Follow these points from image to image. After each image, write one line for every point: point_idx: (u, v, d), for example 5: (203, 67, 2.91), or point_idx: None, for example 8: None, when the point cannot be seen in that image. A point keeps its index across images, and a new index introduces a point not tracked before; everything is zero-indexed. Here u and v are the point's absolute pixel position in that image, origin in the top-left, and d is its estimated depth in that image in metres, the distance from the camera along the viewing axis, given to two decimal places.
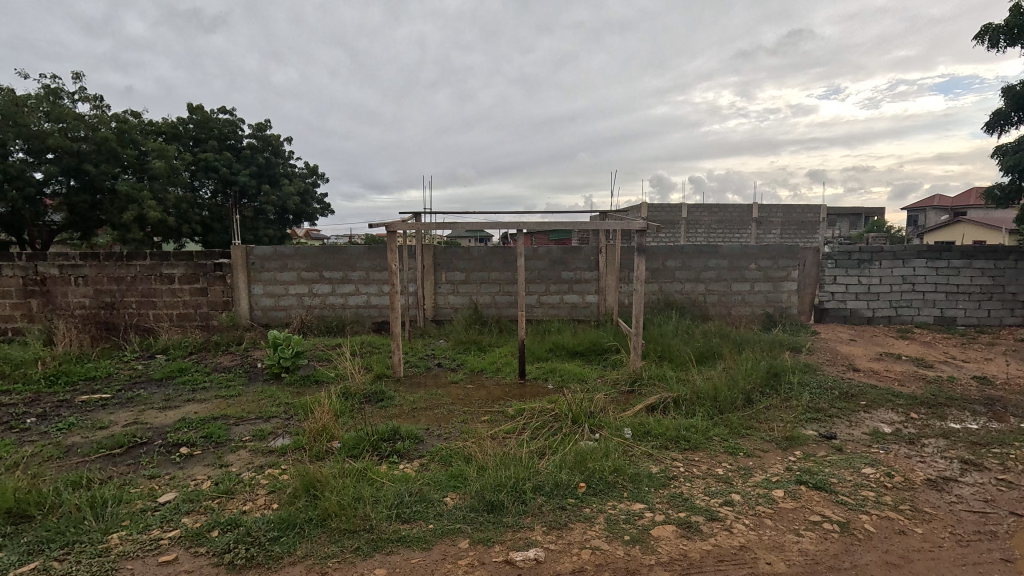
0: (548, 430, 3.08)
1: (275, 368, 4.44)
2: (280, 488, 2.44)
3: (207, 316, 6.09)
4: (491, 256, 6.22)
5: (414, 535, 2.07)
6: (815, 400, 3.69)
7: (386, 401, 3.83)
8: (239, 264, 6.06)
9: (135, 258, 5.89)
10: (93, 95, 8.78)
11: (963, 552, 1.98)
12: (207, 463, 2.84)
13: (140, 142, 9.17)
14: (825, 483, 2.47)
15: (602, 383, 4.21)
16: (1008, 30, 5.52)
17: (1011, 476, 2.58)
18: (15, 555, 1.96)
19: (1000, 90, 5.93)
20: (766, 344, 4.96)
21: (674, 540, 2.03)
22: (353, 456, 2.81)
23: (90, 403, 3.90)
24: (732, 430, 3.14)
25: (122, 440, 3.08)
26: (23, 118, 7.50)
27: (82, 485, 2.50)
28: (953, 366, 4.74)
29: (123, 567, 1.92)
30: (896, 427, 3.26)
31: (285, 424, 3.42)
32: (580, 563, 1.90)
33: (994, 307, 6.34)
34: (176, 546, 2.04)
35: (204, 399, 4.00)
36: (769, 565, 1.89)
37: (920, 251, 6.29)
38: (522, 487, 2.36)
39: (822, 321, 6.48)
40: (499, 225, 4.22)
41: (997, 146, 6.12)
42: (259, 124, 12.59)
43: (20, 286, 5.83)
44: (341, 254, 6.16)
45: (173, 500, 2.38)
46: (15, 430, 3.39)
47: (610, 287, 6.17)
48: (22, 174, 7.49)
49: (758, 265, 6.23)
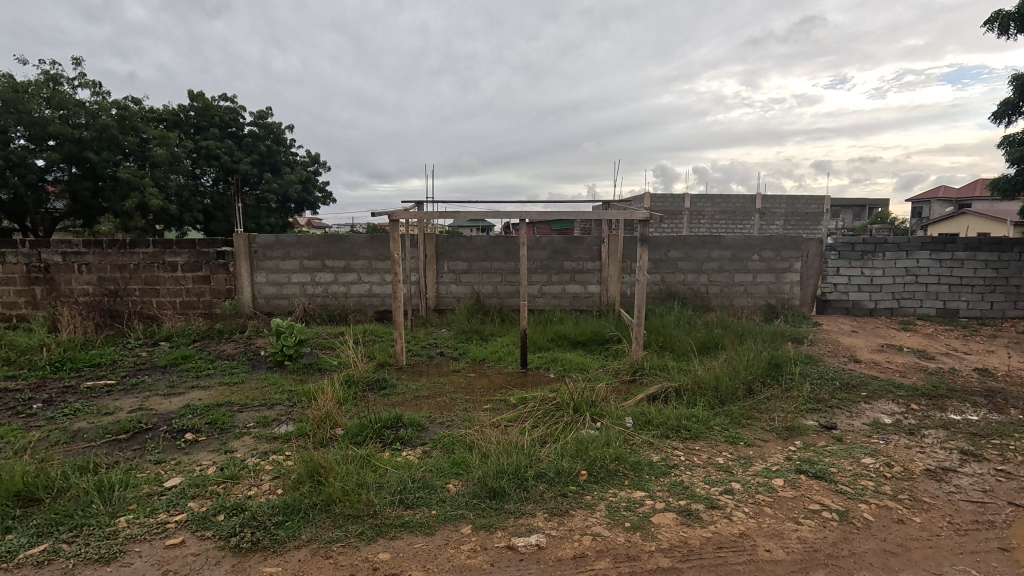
0: (550, 419, 3.10)
1: (278, 356, 4.47)
2: (285, 473, 2.46)
3: (210, 304, 6.12)
4: (493, 246, 6.22)
5: (417, 521, 2.09)
6: (816, 390, 3.71)
7: (388, 389, 3.86)
8: (242, 252, 6.07)
9: (137, 246, 5.90)
10: (92, 81, 8.75)
11: (960, 541, 2.00)
12: (212, 448, 2.87)
13: (142, 129, 9.13)
14: (825, 473, 2.49)
15: (604, 373, 4.23)
16: (1019, 16, 5.44)
17: (1011, 466, 2.60)
18: (25, 537, 2.00)
19: (1010, 79, 5.85)
20: (769, 335, 4.97)
21: (675, 527, 2.05)
22: (356, 442, 2.83)
23: (96, 389, 3.94)
24: (733, 420, 3.16)
25: (128, 426, 3.12)
26: (24, 105, 7.55)
27: (89, 469, 2.52)
28: (955, 358, 4.74)
29: (131, 550, 1.95)
30: (896, 418, 3.27)
31: (288, 411, 3.44)
32: (581, 549, 1.93)
33: (997, 299, 6.32)
34: (183, 530, 2.07)
35: (207, 385, 4.03)
36: (768, 552, 1.91)
37: (925, 243, 6.25)
38: (524, 474, 2.38)
39: (823, 312, 6.49)
40: (501, 214, 4.20)
41: (1004, 136, 6.05)
42: (262, 113, 12.54)
43: (24, 273, 5.85)
44: (344, 242, 6.18)
45: (179, 485, 2.41)
46: (22, 415, 3.42)
47: (612, 277, 6.17)
48: (24, 161, 7.53)
49: (761, 256, 6.21)
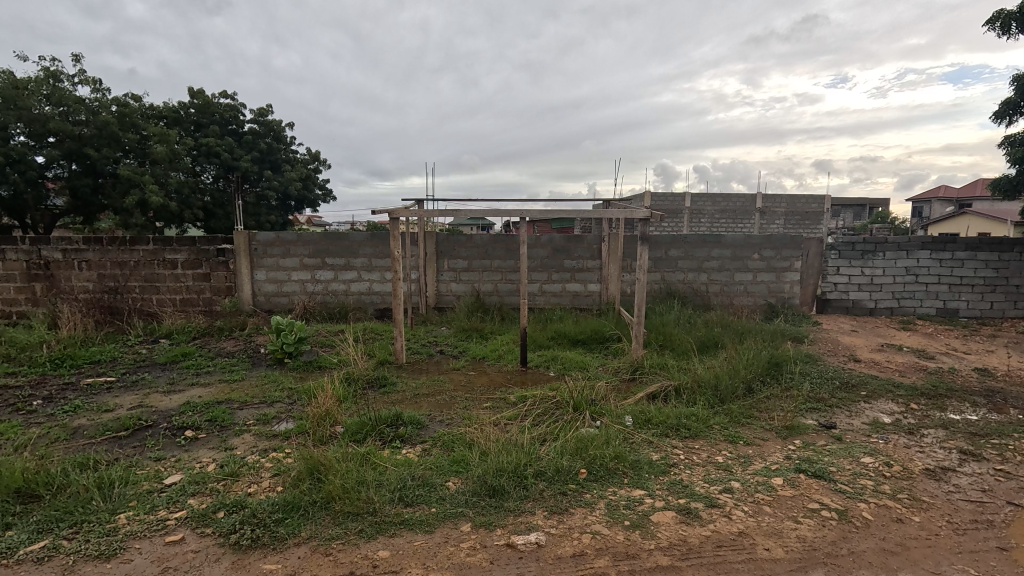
0: (550, 417, 3.10)
1: (278, 354, 4.47)
2: (284, 471, 2.47)
3: (210, 302, 6.12)
4: (493, 244, 6.22)
5: (417, 518, 2.10)
6: (815, 390, 3.71)
7: (387, 387, 3.86)
8: (242, 250, 6.07)
9: (137, 243, 5.90)
10: (93, 78, 8.75)
11: (959, 540, 2.00)
12: (212, 446, 2.87)
13: (142, 126, 9.10)
14: (825, 472, 2.49)
15: (604, 371, 4.23)
16: (1020, 16, 5.42)
17: (1010, 466, 2.60)
18: (25, 534, 2.00)
19: (1011, 79, 5.84)
20: (768, 334, 4.96)
21: (674, 526, 2.06)
22: (356, 440, 2.84)
23: (96, 386, 3.94)
24: (732, 419, 3.16)
25: (128, 423, 3.12)
26: (24, 102, 7.58)
27: (89, 466, 2.52)
28: (954, 358, 4.74)
29: (131, 546, 1.95)
30: (896, 418, 3.27)
31: (288, 408, 3.45)
32: (580, 547, 1.93)
33: (997, 299, 6.32)
34: (183, 527, 2.07)
35: (207, 383, 4.03)
36: (767, 550, 1.91)
37: (925, 243, 6.24)
38: (523, 472, 2.38)
39: (823, 312, 6.49)
40: (501, 212, 4.19)
41: (1005, 136, 6.05)
42: (262, 111, 12.54)
43: (24, 270, 5.85)
44: (343, 240, 6.18)
45: (179, 482, 2.41)
46: (21, 411, 3.42)
47: (612, 276, 6.17)
48: (24, 158, 7.56)
49: (761, 255, 6.21)
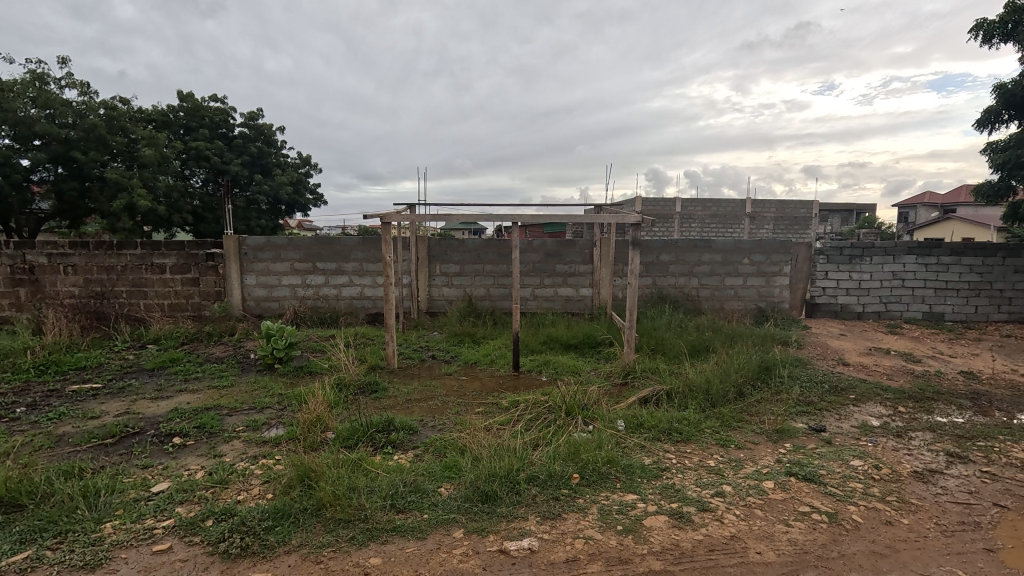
0: (542, 422, 3.10)
1: (268, 359, 4.44)
2: (274, 478, 2.44)
3: (199, 306, 6.06)
4: (485, 249, 6.21)
5: (409, 525, 2.08)
6: (805, 393, 3.74)
7: (379, 393, 3.83)
8: (232, 254, 6.02)
9: (125, 247, 5.83)
10: (80, 81, 8.66)
11: (947, 542, 2.03)
12: (201, 453, 2.83)
13: (130, 129, 9.00)
14: (815, 475, 2.51)
15: (596, 375, 4.24)
16: (1002, 25, 5.55)
17: (995, 468, 2.64)
18: (8, 544, 1.96)
19: (992, 88, 5.98)
20: (758, 338, 5.01)
21: (666, 530, 2.06)
22: (348, 447, 2.81)
23: (81, 393, 3.88)
24: (723, 422, 3.19)
25: (115, 430, 3.07)
26: (10, 104, 7.47)
27: (74, 474, 2.47)
28: (941, 361, 4.81)
29: (117, 556, 1.92)
30: (884, 420, 3.32)
31: (278, 414, 3.40)
32: (574, 552, 1.93)
33: (982, 303, 6.42)
34: (171, 536, 2.04)
35: (195, 389, 3.98)
36: (759, 554, 1.92)
37: (910, 248, 6.36)
38: (516, 478, 2.38)
39: (812, 316, 6.56)
40: (493, 217, 4.18)
41: (987, 143, 6.18)
42: (251, 112, 12.46)
43: (8, 274, 5.75)
44: (335, 245, 6.15)
45: (167, 490, 2.38)
46: (4, 419, 3.35)
47: (603, 281, 6.20)
48: (9, 161, 7.47)
49: (751, 259, 6.27)
